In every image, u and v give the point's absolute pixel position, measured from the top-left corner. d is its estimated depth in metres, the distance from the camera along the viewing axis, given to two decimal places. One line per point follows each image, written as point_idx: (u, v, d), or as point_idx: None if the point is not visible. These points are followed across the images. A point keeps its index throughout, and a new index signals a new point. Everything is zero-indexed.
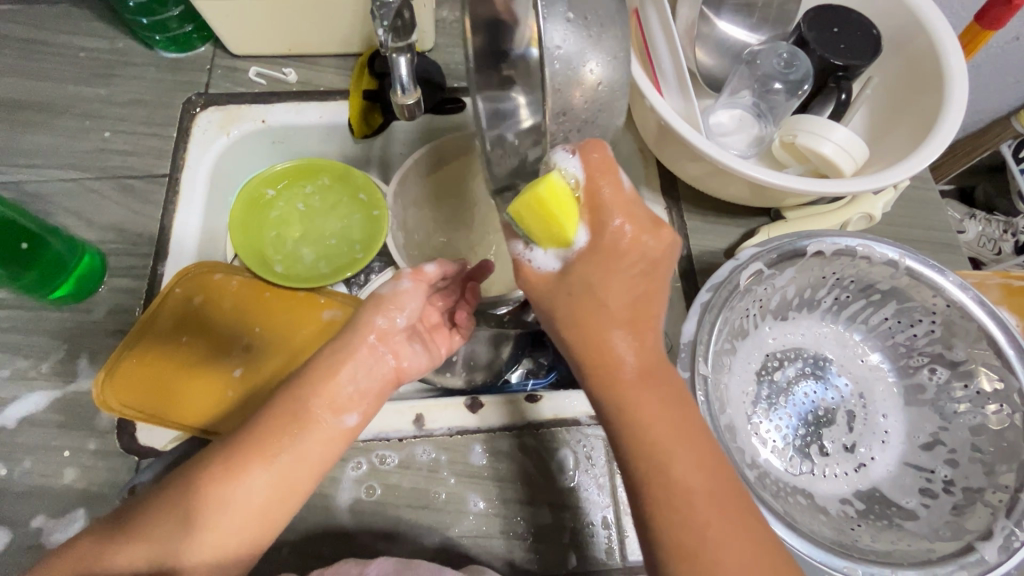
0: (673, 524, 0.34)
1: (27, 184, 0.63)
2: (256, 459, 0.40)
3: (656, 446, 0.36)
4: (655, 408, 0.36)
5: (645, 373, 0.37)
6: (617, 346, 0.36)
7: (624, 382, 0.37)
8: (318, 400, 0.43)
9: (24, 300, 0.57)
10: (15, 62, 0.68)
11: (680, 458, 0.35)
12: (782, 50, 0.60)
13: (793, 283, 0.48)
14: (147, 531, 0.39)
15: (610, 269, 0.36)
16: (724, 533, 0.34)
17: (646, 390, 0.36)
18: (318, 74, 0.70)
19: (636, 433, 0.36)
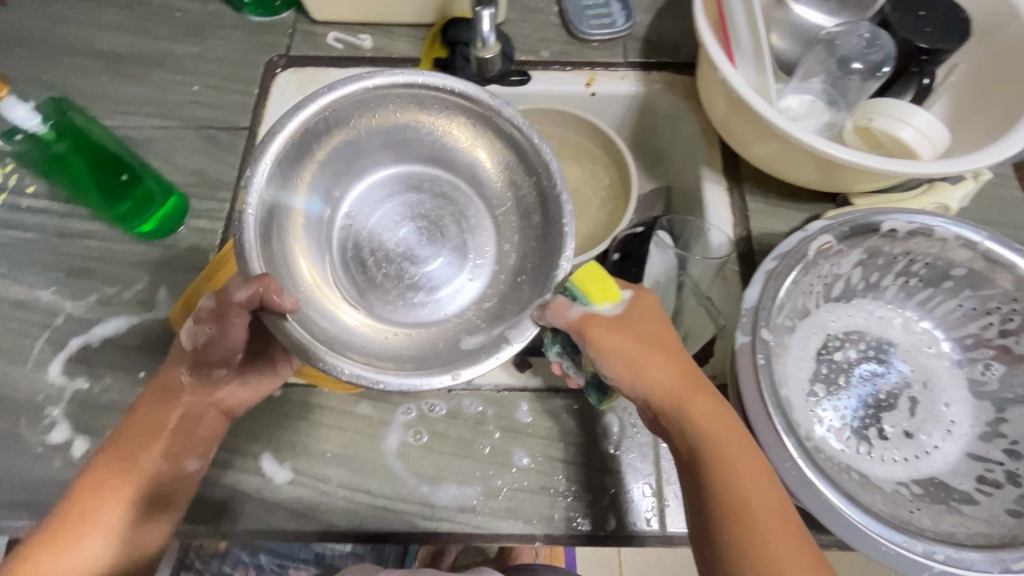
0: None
1: (121, 130, 0.68)
2: (166, 437, 0.46)
3: (747, 507, 0.37)
4: (741, 469, 0.38)
5: (722, 435, 0.39)
6: (698, 410, 0.40)
7: (710, 443, 0.39)
8: (156, 441, 0.46)
9: (115, 233, 0.61)
10: (118, 19, 0.74)
11: (765, 513, 0.37)
12: (863, 31, 0.59)
13: (864, 262, 0.47)
14: (129, 515, 0.45)
15: (650, 331, 0.42)
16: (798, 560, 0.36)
17: (723, 451, 0.38)
18: (391, 41, 0.72)
19: (722, 495, 0.37)
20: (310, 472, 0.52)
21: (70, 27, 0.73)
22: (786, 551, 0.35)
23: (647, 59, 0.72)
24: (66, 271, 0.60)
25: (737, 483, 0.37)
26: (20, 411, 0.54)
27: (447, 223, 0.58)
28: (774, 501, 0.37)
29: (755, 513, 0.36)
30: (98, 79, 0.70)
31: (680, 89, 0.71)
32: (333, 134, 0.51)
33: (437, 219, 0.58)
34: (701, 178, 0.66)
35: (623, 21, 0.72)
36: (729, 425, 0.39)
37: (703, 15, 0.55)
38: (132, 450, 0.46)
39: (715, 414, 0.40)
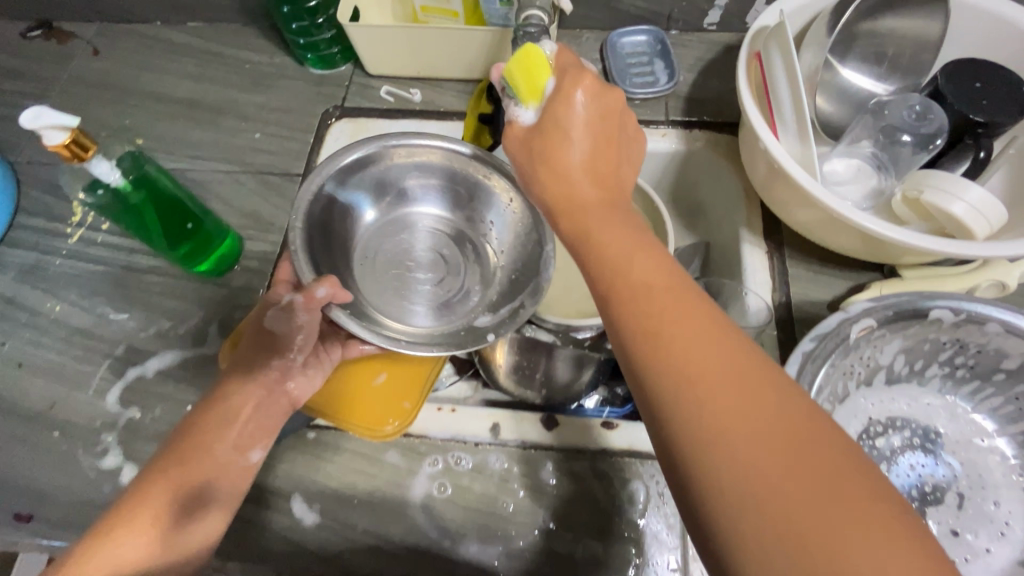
0: (702, 423, 0.29)
1: (189, 172, 0.73)
2: (234, 422, 0.47)
3: (678, 364, 0.31)
4: (652, 286, 0.34)
5: (650, 292, 0.33)
6: (591, 220, 0.38)
7: (619, 273, 0.35)
8: (227, 423, 0.47)
9: (176, 269, 0.66)
10: (194, 69, 0.80)
11: (690, 336, 0.31)
12: (914, 102, 0.58)
13: (908, 346, 0.45)
14: (193, 496, 0.43)
15: (584, 116, 0.40)
16: (750, 447, 0.28)
17: (635, 280, 0.34)
18: (439, 95, 0.76)
19: (636, 321, 0.33)
20: (338, 517, 0.53)
21: (152, 75, 0.80)
22: (715, 374, 0.30)
23: (688, 118, 0.73)
24: (130, 303, 0.65)
25: (651, 309, 0.33)
26: (79, 435, 0.58)
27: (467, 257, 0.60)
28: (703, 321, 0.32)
29: (680, 361, 0.31)
30: (173, 124, 0.76)
31: (721, 148, 0.71)
32: (352, 176, 0.56)
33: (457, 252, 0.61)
34: (740, 239, 0.65)
35: (666, 80, 0.73)
36: (633, 250, 0.35)
37: (746, 85, 0.56)
38: (199, 445, 0.45)
39: (629, 242, 0.36)
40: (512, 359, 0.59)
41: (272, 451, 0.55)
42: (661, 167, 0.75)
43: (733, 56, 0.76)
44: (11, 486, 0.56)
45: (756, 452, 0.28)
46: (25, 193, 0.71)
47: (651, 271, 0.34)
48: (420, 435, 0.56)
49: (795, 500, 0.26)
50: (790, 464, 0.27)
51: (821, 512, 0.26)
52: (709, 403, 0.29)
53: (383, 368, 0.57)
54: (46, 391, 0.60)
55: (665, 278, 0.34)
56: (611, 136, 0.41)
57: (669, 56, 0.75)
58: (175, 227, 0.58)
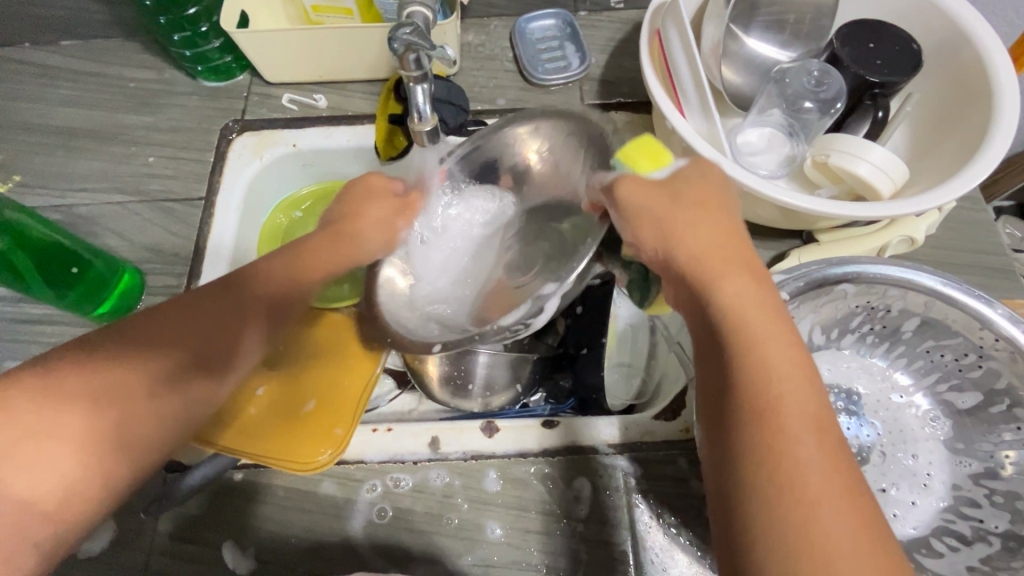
0: (777, 457, 0.29)
1: (78, 207, 0.67)
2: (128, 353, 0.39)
3: (790, 429, 0.30)
4: (769, 335, 0.33)
5: (790, 368, 0.32)
6: (702, 230, 0.38)
7: (736, 306, 0.34)
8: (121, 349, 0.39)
9: (68, 315, 0.60)
10: (73, 93, 0.73)
11: (788, 379, 0.32)
12: (813, 69, 0.59)
13: (823, 312, 0.46)
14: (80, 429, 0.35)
15: (717, 190, 0.41)
16: (837, 508, 0.28)
17: (750, 322, 0.33)
18: (346, 99, 0.72)
19: (742, 356, 0.32)
20: (277, 560, 0.50)
21: (24, 104, 0.73)
22: (804, 427, 0.30)
23: (604, 100, 0.71)
24: (23, 357, 0.59)
25: (761, 348, 0.32)
26: None
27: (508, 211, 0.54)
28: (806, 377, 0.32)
29: (795, 427, 0.30)
30: (54, 156, 0.70)
31: (639, 129, 0.70)
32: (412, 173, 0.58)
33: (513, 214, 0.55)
34: None
35: (578, 64, 0.72)
36: (772, 314, 0.34)
37: (649, 64, 0.55)
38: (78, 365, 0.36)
39: (754, 302, 0.34)
40: (442, 368, 0.57)
41: (198, 499, 0.52)
42: None
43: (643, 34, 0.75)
44: None
45: (813, 482, 0.29)
46: None
47: (787, 352, 0.33)
48: (355, 461, 0.53)
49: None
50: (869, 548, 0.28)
51: None
52: (779, 442, 0.30)
53: (312, 397, 0.55)
54: None
55: (779, 327, 0.33)
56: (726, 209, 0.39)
57: (579, 39, 0.74)
58: (59, 274, 0.55)
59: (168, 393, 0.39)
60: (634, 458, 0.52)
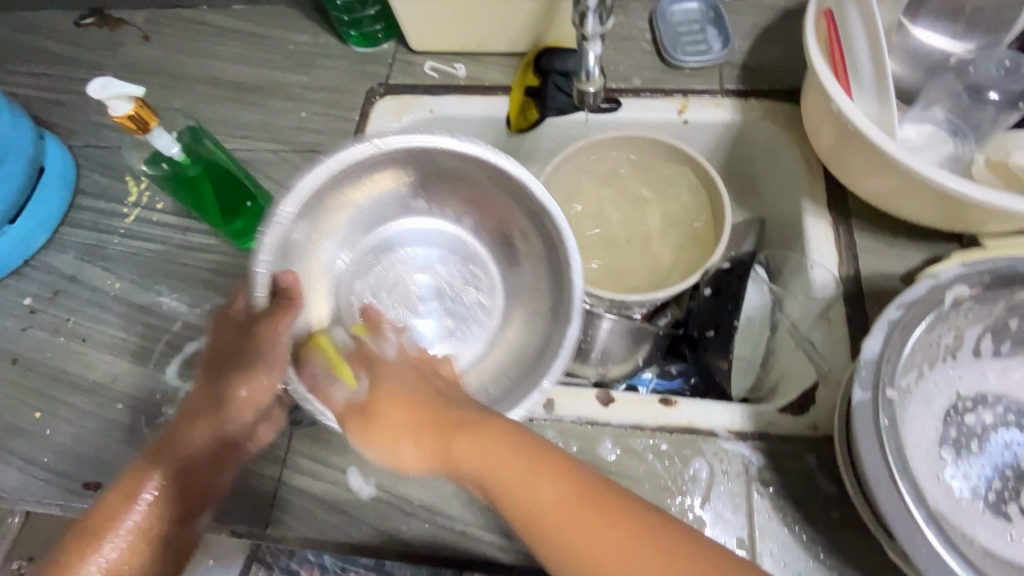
0: (559, 550, 0.34)
1: (238, 152, 0.74)
2: (180, 428, 0.49)
3: (534, 510, 0.35)
4: (496, 452, 0.37)
5: (482, 452, 0.38)
6: (460, 442, 0.39)
7: (482, 478, 0.37)
8: (190, 433, 0.48)
9: (228, 247, 0.67)
10: (240, 51, 0.81)
11: (479, 444, 0.38)
12: (1005, 57, 0.56)
13: (1001, 314, 0.42)
14: (131, 481, 0.46)
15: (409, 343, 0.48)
16: (596, 539, 0.33)
17: (469, 458, 0.38)
18: (484, 70, 0.75)
19: (486, 483, 0.37)
20: (396, 491, 0.53)
21: (200, 59, 0.81)
22: (519, 481, 0.36)
23: (744, 87, 0.69)
24: (184, 280, 0.66)
25: (507, 488, 0.36)
26: (141, 408, 0.60)
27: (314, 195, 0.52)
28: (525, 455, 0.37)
29: (523, 501, 0.36)
30: (220, 107, 0.77)
31: (780, 117, 0.67)
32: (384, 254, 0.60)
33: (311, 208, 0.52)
34: (801, 212, 0.62)
35: (720, 48, 0.70)
36: (471, 425, 0.40)
37: (814, 44, 0.55)
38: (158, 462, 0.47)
39: (467, 429, 0.39)
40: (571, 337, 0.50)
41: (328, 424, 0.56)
42: (714, 139, 0.72)
43: (791, 22, 0.72)
44: (79, 458, 0.58)
45: (576, 535, 0.34)
46: (83, 176, 0.73)
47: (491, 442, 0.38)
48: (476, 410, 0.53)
49: None
50: (636, 548, 0.33)
51: None
52: (530, 513, 0.35)
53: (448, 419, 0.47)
54: (109, 366, 0.62)
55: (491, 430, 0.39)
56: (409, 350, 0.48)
57: (722, 23, 0.72)
58: (234, 206, 0.61)
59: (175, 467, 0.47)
60: (756, 447, 0.51)
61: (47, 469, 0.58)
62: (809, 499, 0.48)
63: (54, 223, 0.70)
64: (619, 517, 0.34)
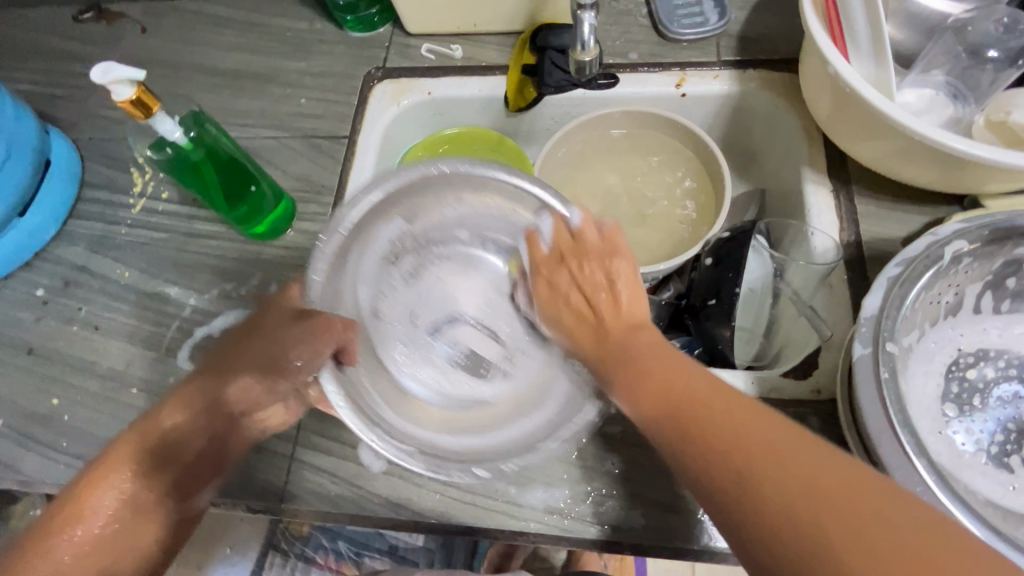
0: (736, 460, 0.32)
1: (240, 140, 0.74)
2: (171, 410, 0.48)
3: (708, 420, 0.35)
4: (651, 370, 0.40)
5: (681, 379, 0.38)
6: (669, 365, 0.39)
7: (682, 415, 0.36)
8: (176, 417, 0.47)
9: (234, 233, 0.67)
10: (238, 40, 0.81)
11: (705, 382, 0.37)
12: (1001, 14, 0.55)
13: (1001, 270, 0.43)
14: (113, 455, 0.46)
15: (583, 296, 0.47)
16: (769, 453, 0.31)
17: (726, 428, 0.34)
18: (481, 50, 0.75)
19: (704, 450, 0.34)
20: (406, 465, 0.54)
21: (198, 49, 0.81)
22: (727, 406, 0.35)
23: (742, 57, 0.69)
24: (192, 266, 0.67)
25: (686, 404, 0.36)
26: (155, 391, 0.61)
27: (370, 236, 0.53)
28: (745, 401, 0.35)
29: (703, 416, 0.35)
30: (221, 95, 0.78)
31: (778, 86, 0.67)
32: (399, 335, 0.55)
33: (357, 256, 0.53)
34: (801, 180, 0.62)
35: (716, 19, 0.70)
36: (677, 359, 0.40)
37: (813, 13, 0.55)
38: (136, 440, 0.46)
39: (628, 334, 0.44)
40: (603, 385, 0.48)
41: None
42: (713, 111, 0.72)
43: None
44: (97, 441, 0.60)
45: (754, 460, 0.31)
46: (89, 168, 0.74)
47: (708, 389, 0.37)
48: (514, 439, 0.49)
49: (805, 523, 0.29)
50: (813, 487, 0.29)
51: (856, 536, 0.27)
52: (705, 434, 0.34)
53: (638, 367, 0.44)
54: (122, 352, 0.63)
55: (707, 378, 0.38)
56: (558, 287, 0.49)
57: None
58: (239, 189, 0.61)
59: (157, 456, 0.46)
60: None
61: (66, 453, 0.59)
62: None
63: (62, 215, 0.71)
64: (799, 453, 0.31)
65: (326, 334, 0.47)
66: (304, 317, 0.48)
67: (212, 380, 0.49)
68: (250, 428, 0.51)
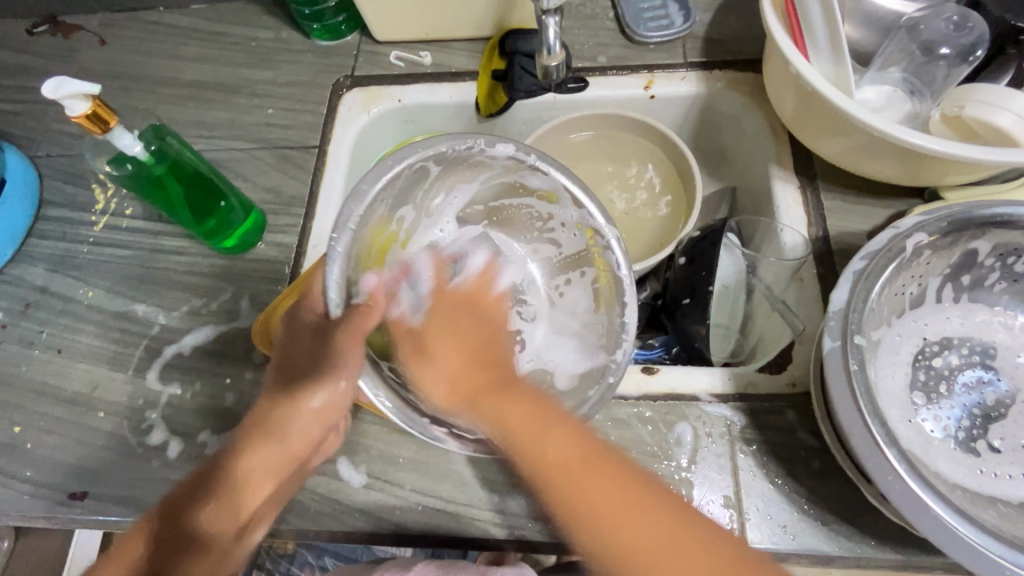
0: (563, 494, 0.40)
1: (206, 152, 0.73)
2: (253, 445, 0.51)
3: (553, 471, 0.40)
4: (549, 442, 0.41)
5: (508, 413, 0.42)
6: (507, 409, 0.43)
7: (528, 442, 0.41)
8: (253, 457, 0.51)
9: (203, 248, 0.66)
10: (202, 50, 0.80)
11: (518, 407, 0.43)
12: (951, 13, 0.56)
13: (959, 259, 0.44)
14: (193, 498, 0.50)
15: (457, 315, 0.49)
16: (596, 479, 0.40)
17: (552, 454, 0.41)
18: (450, 56, 0.74)
19: (585, 521, 0.39)
20: (387, 478, 0.53)
21: (160, 61, 0.80)
22: (558, 449, 0.41)
23: (708, 59, 0.70)
24: (159, 284, 0.65)
25: (538, 442, 0.41)
26: (123, 414, 0.59)
27: (365, 241, 0.50)
28: (569, 432, 0.42)
29: (542, 448, 0.41)
30: (186, 107, 0.76)
31: (744, 86, 0.68)
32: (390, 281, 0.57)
33: (361, 257, 0.50)
34: (770, 178, 0.63)
35: (682, 22, 0.71)
36: (529, 404, 0.43)
37: (772, 7, 0.56)
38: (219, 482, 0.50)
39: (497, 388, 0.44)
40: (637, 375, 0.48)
41: None
42: (682, 111, 0.73)
43: None
44: (63, 468, 0.57)
45: (584, 485, 0.40)
46: (47, 185, 0.72)
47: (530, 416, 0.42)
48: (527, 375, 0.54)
49: (624, 527, 0.39)
50: (624, 495, 0.39)
51: (642, 536, 0.38)
52: (533, 450, 0.41)
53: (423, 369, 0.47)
54: (88, 375, 0.61)
55: (559, 424, 0.42)
56: (411, 319, 0.49)
57: None
58: (209, 206, 0.60)
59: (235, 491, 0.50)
60: (737, 407, 0.52)
61: (30, 482, 0.57)
62: (790, 453, 0.50)
63: (20, 235, 0.69)
64: (632, 479, 0.40)
65: (369, 349, 0.47)
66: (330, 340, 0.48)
67: (280, 417, 0.51)
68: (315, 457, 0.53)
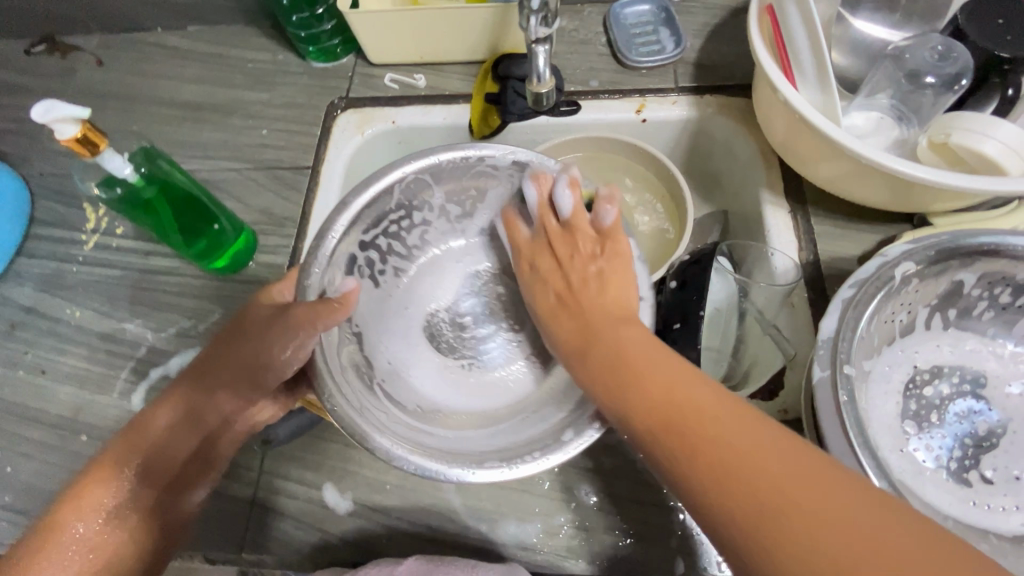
0: (736, 498, 0.31)
1: (199, 172, 0.73)
2: (164, 413, 0.47)
3: (702, 455, 0.33)
4: (684, 402, 0.35)
5: (660, 390, 0.36)
6: (653, 373, 0.37)
7: (712, 455, 0.33)
8: (167, 421, 0.47)
9: (193, 268, 0.65)
10: (197, 71, 0.80)
11: (718, 400, 0.35)
12: (936, 43, 0.57)
13: (949, 286, 0.44)
14: (107, 465, 0.45)
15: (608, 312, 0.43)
16: (766, 451, 0.32)
17: (713, 450, 0.33)
18: (444, 79, 0.75)
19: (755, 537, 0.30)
20: (372, 505, 0.52)
21: (157, 81, 0.80)
22: (719, 419, 0.34)
23: (698, 83, 0.71)
24: (147, 304, 0.64)
25: (672, 404, 0.35)
26: (106, 438, 0.58)
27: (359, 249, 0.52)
28: (711, 398, 0.35)
29: (721, 422, 0.34)
30: (181, 128, 0.76)
31: (735, 111, 0.69)
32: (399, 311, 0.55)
33: (348, 254, 0.51)
34: (760, 202, 0.64)
35: (672, 47, 0.72)
36: (705, 387, 0.36)
37: (760, 36, 0.57)
38: (132, 446, 0.46)
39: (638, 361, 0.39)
40: None
41: (301, 441, 0.55)
42: (674, 135, 0.74)
43: (740, 19, 0.74)
44: (43, 493, 0.56)
45: (752, 476, 0.31)
46: (39, 204, 0.72)
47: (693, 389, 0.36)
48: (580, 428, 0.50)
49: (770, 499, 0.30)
50: (775, 471, 0.31)
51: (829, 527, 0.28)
52: (682, 437, 0.34)
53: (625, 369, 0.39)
54: (71, 396, 0.60)
55: (723, 406, 0.35)
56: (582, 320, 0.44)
57: (674, 24, 0.73)
58: (203, 228, 0.60)
59: (157, 458, 0.46)
60: None
61: (8, 509, 0.56)
62: None
63: (8, 255, 0.68)
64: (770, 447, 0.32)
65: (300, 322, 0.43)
66: (286, 315, 0.45)
67: (206, 381, 0.48)
68: (244, 424, 0.50)
